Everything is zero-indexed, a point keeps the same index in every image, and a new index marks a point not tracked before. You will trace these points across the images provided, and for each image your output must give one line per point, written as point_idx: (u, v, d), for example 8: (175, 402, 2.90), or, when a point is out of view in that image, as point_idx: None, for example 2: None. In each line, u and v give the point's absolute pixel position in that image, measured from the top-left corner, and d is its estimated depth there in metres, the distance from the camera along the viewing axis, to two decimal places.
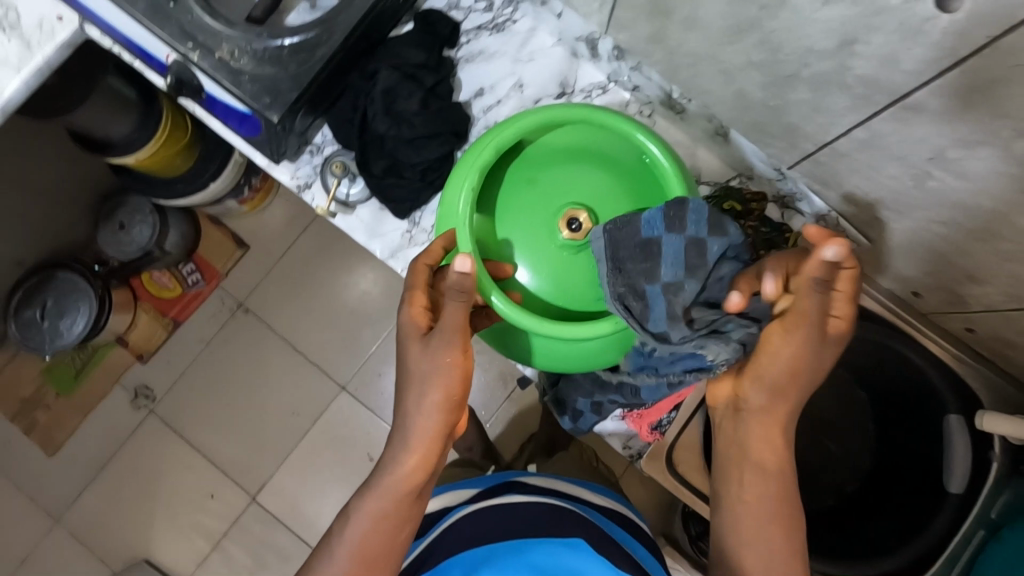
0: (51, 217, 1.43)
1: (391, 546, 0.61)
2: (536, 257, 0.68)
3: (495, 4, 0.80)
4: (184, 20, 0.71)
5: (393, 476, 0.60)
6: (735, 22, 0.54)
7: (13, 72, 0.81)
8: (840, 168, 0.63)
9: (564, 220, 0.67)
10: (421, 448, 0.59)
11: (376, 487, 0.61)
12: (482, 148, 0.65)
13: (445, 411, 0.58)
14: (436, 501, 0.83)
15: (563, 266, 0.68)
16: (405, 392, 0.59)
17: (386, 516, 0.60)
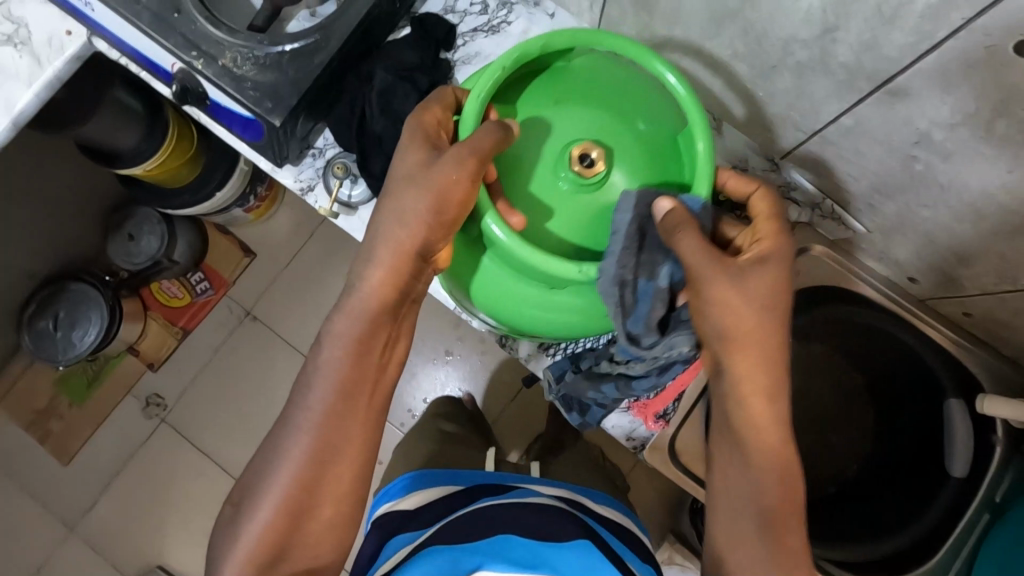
0: (63, 229, 1.46)
1: (365, 374, 0.65)
2: None
3: (489, 7, 0.83)
4: (187, 30, 0.73)
5: (360, 299, 0.64)
6: (722, 14, 0.55)
7: (25, 86, 0.83)
8: (830, 157, 0.64)
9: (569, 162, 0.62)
10: (386, 264, 0.63)
11: (347, 308, 0.64)
12: (508, 52, 0.57)
13: (406, 242, 0.61)
14: (437, 488, 0.87)
15: None
16: (381, 217, 0.63)
17: (360, 335, 0.64)
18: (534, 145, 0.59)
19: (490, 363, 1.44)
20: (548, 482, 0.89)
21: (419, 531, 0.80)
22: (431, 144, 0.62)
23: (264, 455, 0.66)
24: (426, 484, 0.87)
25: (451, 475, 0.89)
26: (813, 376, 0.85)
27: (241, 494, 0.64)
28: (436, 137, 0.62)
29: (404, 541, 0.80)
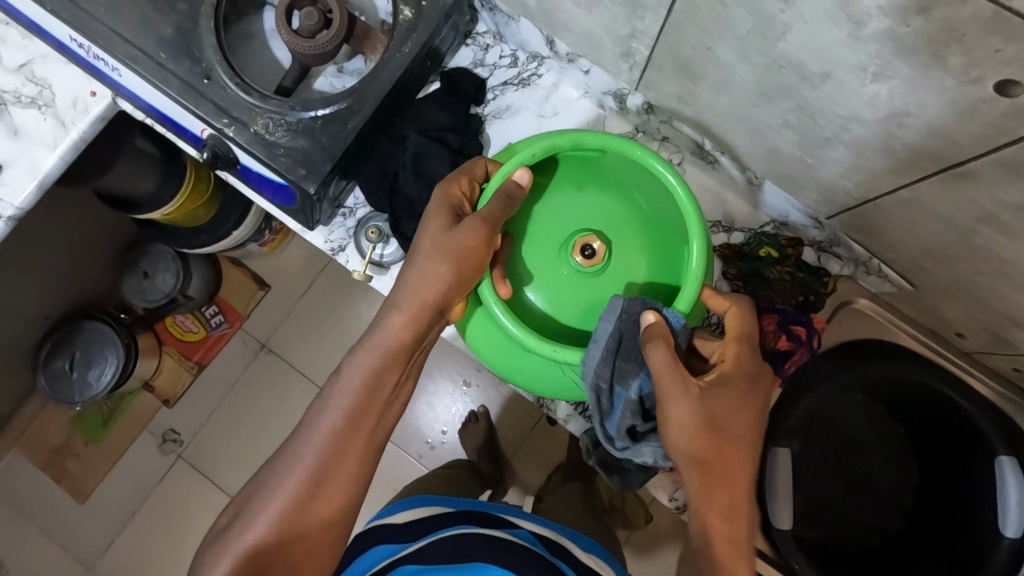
0: (77, 270, 1.45)
1: (373, 413, 0.62)
2: (539, 273, 0.70)
3: (519, 60, 0.82)
4: (218, 96, 0.72)
5: (380, 339, 0.63)
6: (776, 90, 0.54)
7: (50, 148, 0.82)
8: (881, 222, 0.63)
9: (576, 245, 0.69)
10: (408, 304, 0.62)
11: (368, 343, 0.63)
12: (537, 145, 0.65)
13: (440, 275, 0.61)
14: (421, 510, 0.83)
15: (560, 285, 0.70)
16: (413, 253, 0.63)
17: (374, 377, 0.62)
18: (543, 233, 0.71)
19: (510, 396, 1.43)
20: (535, 520, 0.86)
21: (402, 544, 0.76)
22: (456, 211, 0.65)
23: (255, 489, 0.60)
24: (413, 506, 0.84)
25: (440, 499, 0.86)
26: (854, 426, 0.85)
27: (217, 533, 0.60)
28: (459, 207, 0.65)
29: (382, 554, 0.75)
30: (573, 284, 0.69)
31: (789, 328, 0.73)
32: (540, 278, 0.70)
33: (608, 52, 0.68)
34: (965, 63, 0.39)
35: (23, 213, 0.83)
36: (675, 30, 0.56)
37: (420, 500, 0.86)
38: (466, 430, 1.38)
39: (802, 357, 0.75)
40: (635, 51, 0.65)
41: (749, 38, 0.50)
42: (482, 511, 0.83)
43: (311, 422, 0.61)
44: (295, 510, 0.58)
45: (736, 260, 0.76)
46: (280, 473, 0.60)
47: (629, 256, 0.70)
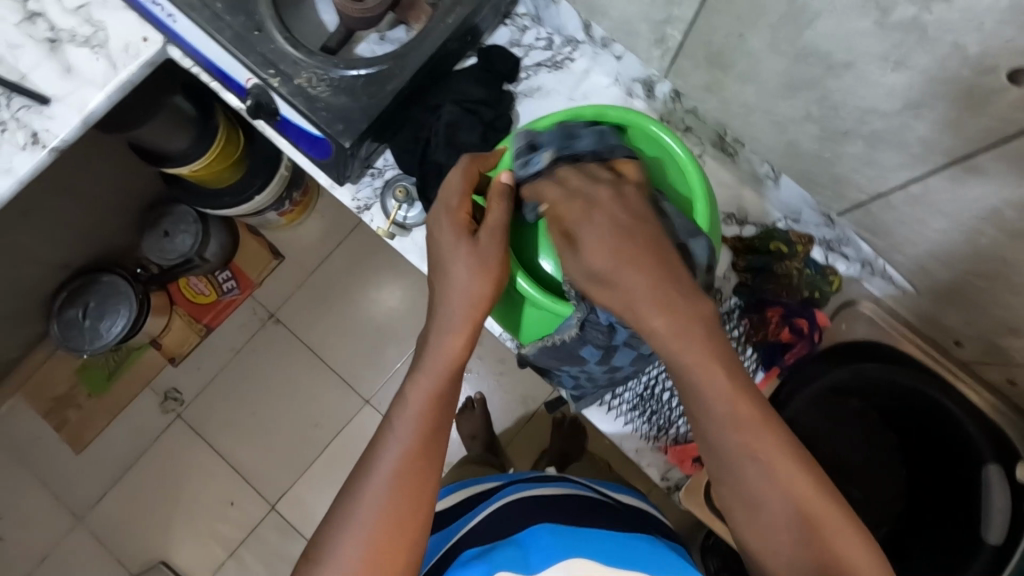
0: (101, 222, 1.48)
1: (438, 441, 0.60)
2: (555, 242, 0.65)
3: (554, 44, 0.85)
4: (266, 49, 0.75)
5: (436, 358, 0.60)
6: (800, 78, 0.57)
7: (99, 86, 0.86)
8: (890, 220, 0.65)
9: None
10: (460, 314, 0.59)
11: (425, 368, 0.61)
12: (560, 113, 0.66)
13: (483, 295, 0.59)
14: (455, 497, 0.84)
15: None
16: (446, 279, 0.60)
17: (435, 397, 0.60)
18: None
19: (510, 385, 1.44)
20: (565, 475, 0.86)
21: (451, 529, 0.76)
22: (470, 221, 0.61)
23: (328, 524, 0.57)
24: (446, 496, 0.85)
25: (470, 483, 0.88)
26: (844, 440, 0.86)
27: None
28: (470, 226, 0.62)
29: (436, 543, 0.76)
30: None
31: (792, 321, 0.78)
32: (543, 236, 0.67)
33: (643, 37, 0.71)
34: (982, 51, 0.42)
35: (66, 147, 0.86)
36: (710, 16, 0.59)
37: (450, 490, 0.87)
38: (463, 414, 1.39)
39: (802, 350, 0.80)
40: (668, 37, 0.68)
41: (781, 25, 0.53)
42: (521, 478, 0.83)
43: (375, 448, 0.59)
44: (388, 529, 0.55)
45: (747, 254, 0.79)
46: (356, 500, 0.57)
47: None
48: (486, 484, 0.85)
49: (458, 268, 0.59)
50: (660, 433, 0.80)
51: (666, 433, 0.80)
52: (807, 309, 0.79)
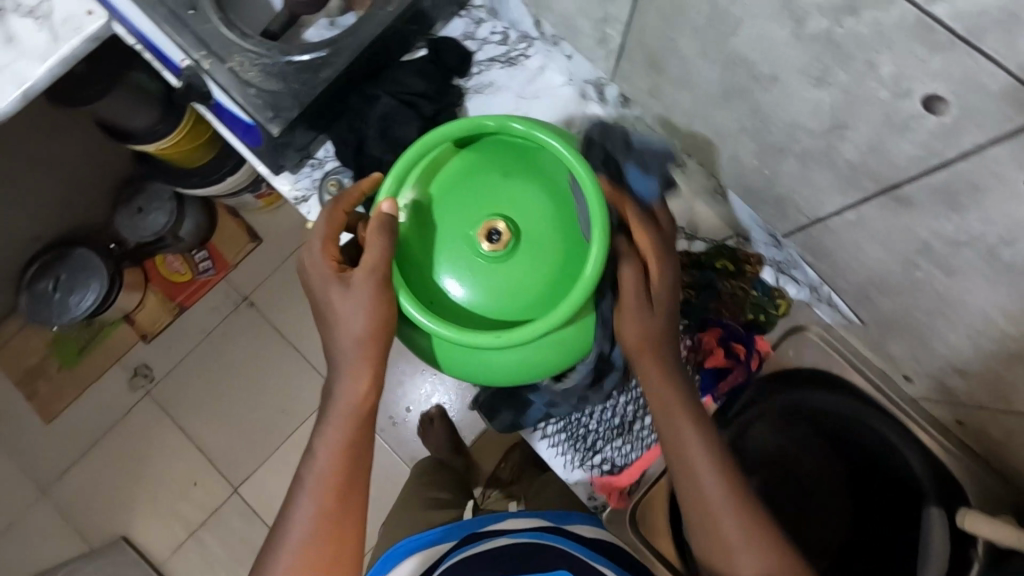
0: (75, 195, 1.47)
1: (359, 480, 0.63)
2: (450, 264, 0.57)
3: (510, 38, 0.82)
4: (199, 29, 0.72)
5: (340, 402, 0.61)
6: (732, 90, 0.53)
7: (40, 59, 0.84)
8: (831, 245, 0.61)
9: (480, 229, 0.57)
10: (356, 362, 0.58)
11: (330, 414, 0.61)
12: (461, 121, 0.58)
13: (372, 337, 0.56)
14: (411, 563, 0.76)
15: (479, 275, 0.57)
16: (335, 326, 0.58)
17: (347, 442, 0.62)
18: (450, 212, 0.58)
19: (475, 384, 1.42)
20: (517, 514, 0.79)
21: None
22: (338, 264, 0.58)
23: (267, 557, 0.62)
24: (398, 561, 0.76)
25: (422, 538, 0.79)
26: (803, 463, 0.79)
27: None
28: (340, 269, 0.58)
29: None
30: (490, 276, 0.57)
31: (727, 345, 0.75)
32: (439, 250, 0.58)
33: (586, 36, 0.67)
34: (895, 72, 0.38)
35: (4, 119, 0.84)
36: (641, 17, 0.55)
37: (399, 551, 0.77)
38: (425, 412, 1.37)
39: (738, 378, 0.76)
40: (609, 37, 0.64)
41: (706, 31, 0.49)
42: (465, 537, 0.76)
43: (290, 510, 0.62)
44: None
45: (691, 268, 0.75)
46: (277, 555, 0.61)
47: (539, 243, 0.57)
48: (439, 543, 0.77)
49: (343, 314, 0.56)
50: (590, 458, 0.77)
51: (597, 459, 0.77)
52: (746, 335, 0.76)
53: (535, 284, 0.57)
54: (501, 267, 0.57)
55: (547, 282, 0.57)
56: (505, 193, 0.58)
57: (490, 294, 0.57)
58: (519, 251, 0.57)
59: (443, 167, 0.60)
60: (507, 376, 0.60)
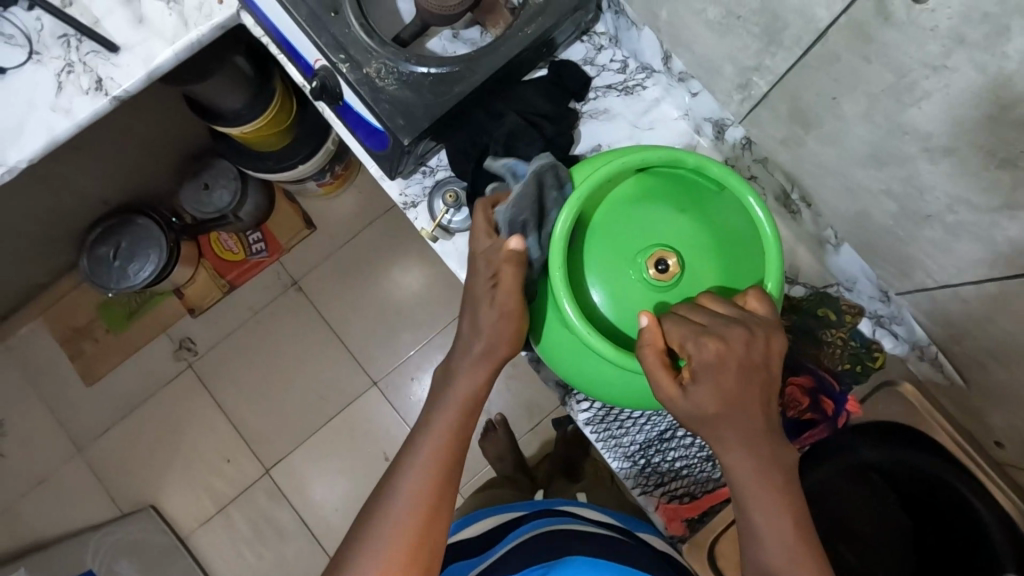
0: (146, 166, 1.49)
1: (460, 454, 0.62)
2: (610, 279, 0.60)
3: (629, 68, 0.83)
4: (339, 32, 0.74)
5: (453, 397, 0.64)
6: (887, 153, 0.55)
7: (169, 42, 0.86)
8: (955, 310, 0.62)
9: (651, 257, 0.59)
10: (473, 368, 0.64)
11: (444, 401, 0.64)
12: (656, 151, 0.56)
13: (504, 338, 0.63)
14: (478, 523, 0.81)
15: (635, 295, 0.59)
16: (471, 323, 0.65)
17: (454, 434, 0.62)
18: (622, 232, 0.61)
19: (518, 390, 1.42)
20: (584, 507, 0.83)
21: (474, 561, 0.74)
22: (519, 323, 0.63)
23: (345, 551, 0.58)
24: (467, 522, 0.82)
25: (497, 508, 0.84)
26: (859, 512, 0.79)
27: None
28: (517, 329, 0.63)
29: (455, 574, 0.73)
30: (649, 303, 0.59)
31: (817, 398, 0.75)
32: (599, 266, 0.60)
33: (725, 79, 0.69)
34: None
35: (128, 97, 0.86)
36: (802, 73, 0.57)
37: (476, 514, 0.84)
38: (485, 439, 1.34)
39: (819, 434, 0.76)
40: (753, 85, 0.65)
41: (880, 98, 0.51)
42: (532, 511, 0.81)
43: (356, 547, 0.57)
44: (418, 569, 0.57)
45: (791, 313, 0.77)
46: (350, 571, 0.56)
47: (701, 286, 0.59)
48: (511, 512, 0.82)
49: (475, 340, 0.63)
50: (659, 482, 0.77)
51: (668, 486, 0.77)
52: (838, 392, 0.75)
53: None
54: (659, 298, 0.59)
55: None
56: (679, 230, 0.60)
57: (634, 316, 0.59)
58: (681, 288, 0.59)
59: (627, 182, 0.61)
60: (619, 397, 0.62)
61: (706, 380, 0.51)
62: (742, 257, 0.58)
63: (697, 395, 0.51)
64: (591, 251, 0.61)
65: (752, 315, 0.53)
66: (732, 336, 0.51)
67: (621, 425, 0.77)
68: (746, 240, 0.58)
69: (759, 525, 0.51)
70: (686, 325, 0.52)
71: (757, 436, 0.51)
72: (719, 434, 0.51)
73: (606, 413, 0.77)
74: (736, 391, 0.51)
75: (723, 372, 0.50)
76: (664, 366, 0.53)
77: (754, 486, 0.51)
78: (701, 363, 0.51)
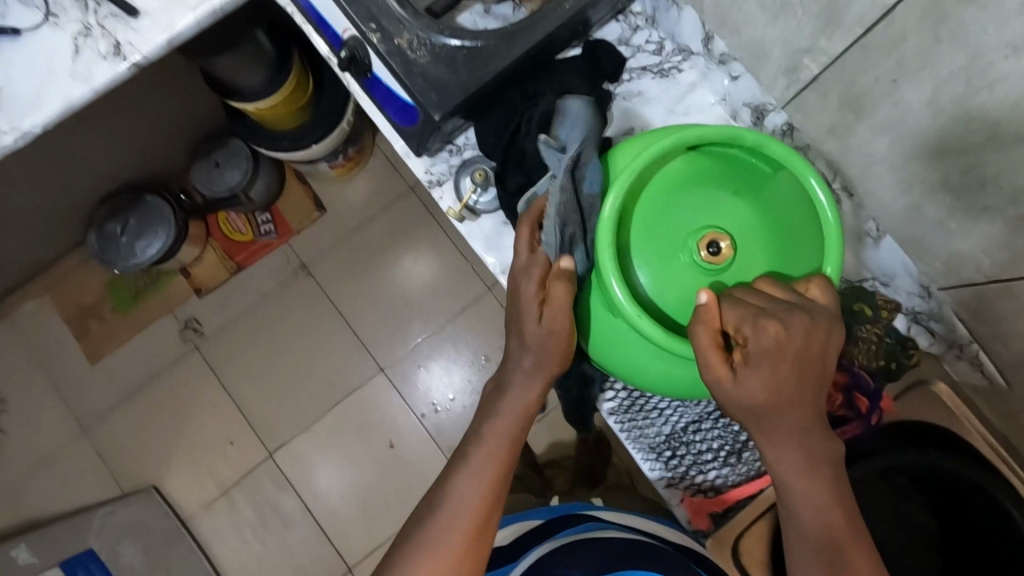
0: (157, 143, 1.46)
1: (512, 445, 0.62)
2: (657, 260, 0.58)
3: (665, 50, 0.80)
4: (371, 2, 0.72)
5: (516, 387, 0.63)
6: (949, 140, 0.53)
7: (191, 9, 0.83)
8: (1005, 308, 0.60)
9: (702, 239, 0.57)
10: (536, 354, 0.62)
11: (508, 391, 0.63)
12: (715, 128, 0.55)
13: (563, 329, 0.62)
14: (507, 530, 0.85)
15: (682, 278, 0.58)
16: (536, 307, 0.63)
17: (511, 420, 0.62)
18: (671, 212, 0.59)
19: None
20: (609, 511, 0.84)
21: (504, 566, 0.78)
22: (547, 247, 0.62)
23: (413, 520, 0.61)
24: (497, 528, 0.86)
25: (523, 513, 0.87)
26: (884, 517, 0.75)
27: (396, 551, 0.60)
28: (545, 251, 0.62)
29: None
30: (697, 287, 0.57)
31: (852, 395, 0.73)
32: (647, 248, 0.58)
33: (773, 63, 0.66)
34: None
35: (146, 64, 0.84)
36: (862, 53, 0.55)
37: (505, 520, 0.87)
38: None
39: (852, 431, 0.74)
40: (802, 67, 0.63)
41: (949, 81, 0.50)
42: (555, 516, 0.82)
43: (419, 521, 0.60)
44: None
45: None
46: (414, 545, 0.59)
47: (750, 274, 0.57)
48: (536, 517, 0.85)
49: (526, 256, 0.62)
50: (685, 473, 0.75)
51: (693, 479, 0.75)
52: (872, 388, 0.73)
53: None
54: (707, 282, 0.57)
55: None
56: (730, 213, 0.59)
57: (679, 298, 0.57)
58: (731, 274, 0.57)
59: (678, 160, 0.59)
60: (659, 384, 0.60)
61: (762, 365, 0.49)
62: (794, 242, 0.57)
63: (751, 382, 0.49)
64: (638, 230, 0.59)
65: (813, 304, 0.51)
66: (793, 324, 0.49)
67: (646, 416, 0.75)
68: (801, 227, 0.56)
69: (803, 520, 0.52)
70: (745, 309, 0.50)
71: (814, 448, 0.51)
72: (771, 426, 0.50)
73: (630, 403, 0.76)
74: (792, 382, 0.49)
75: (782, 358, 0.48)
76: (717, 350, 0.50)
77: (802, 483, 0.51)
78: (759, 352, 0.49)
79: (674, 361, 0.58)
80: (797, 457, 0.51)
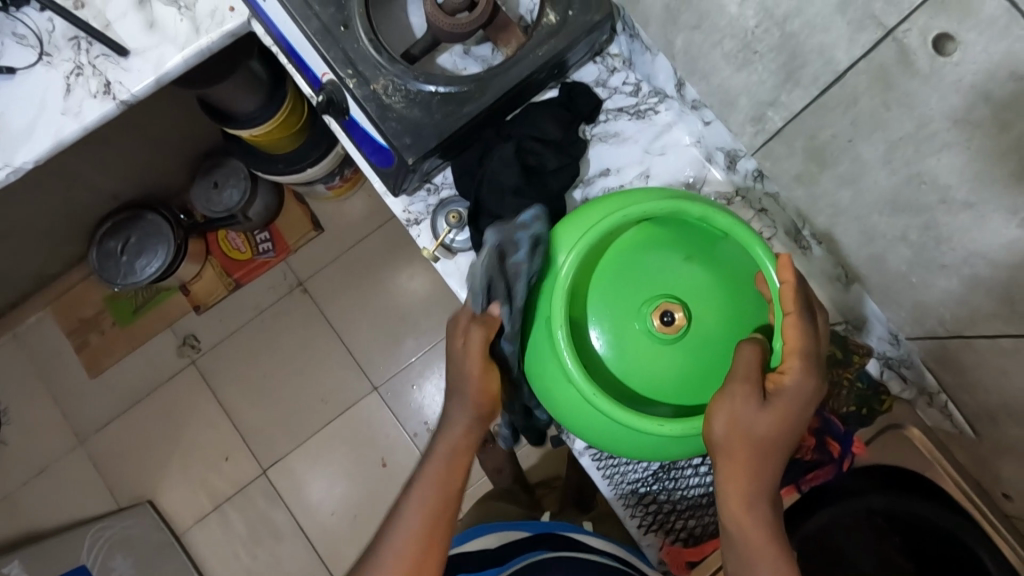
0: (157, 163, 1.49)
1: None
2: (613, 328, 0.60)
3: (642, 91, 0.81)
4: (349, 47, 0.73)
5: None
6: (902, 201, 0.54)
7: (179, 47, 0.85)
8: (967, 361, 0.61)
9: (657, 307, 0.58)
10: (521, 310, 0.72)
11: None
12: (664, 204, 0.56)
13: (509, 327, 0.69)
14: (488, 537, 0.84)
15: (636, 347, 0.59)
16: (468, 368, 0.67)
17: None
18: (630, 276, 0.61)
19: None
20: (592, 535, 0.84)
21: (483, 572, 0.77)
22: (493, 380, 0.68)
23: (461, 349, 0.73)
24: (477, 535, 0.85)
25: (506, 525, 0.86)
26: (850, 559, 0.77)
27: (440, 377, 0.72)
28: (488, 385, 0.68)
29: None
30: (652, 355, 0.58)
31: (823, 439, 0.76)
32: (604, 313, 0.60)
33: (739, 112, 0.65)
34: None
35: (135, 102, 0.86)
36: (820, 112, 0.56)
37: (486, 528, 0.86)
38: (483, 450, 1.34)
39: (823, 476, 0.77)
40: (767, 119, 0.62)
41: (899, 145, 0.51)
42: (540, 534, 0.82)
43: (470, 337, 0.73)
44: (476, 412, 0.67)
45: None
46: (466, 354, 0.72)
47: (704, 339, 0.58)
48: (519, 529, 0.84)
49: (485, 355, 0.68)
50: (661, 519, 0.76)
51: (671, 526, 0.76)
52: (843, 432, 0.77)
53: (684, 372, 0.58)
54: (662, 350, 0.58)
55: (693, 374, 0.58)
56: (685, 281, 0.60)
57: (636, 367, 0.58)
58: (686, 340, 0.58)
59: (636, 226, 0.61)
60: (621, 447, 0.60)
61: (760, 414, 0.53)
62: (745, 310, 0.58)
63: (761, 419, 0.53)
64: (601, 292, 0.61)
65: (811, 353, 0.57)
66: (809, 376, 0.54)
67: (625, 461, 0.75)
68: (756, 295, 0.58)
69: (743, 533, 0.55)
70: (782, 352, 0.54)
71: (759, 473, 0.55)
72: (749, 458, 0.55)
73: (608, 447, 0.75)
74: (771, 435, 0.54)
75: (792, 405, 0.54)
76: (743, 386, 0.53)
77: (734, 496, 0.55)
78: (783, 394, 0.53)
79: (633, 438, 0.58)
80: (750, 475, 0.55)
